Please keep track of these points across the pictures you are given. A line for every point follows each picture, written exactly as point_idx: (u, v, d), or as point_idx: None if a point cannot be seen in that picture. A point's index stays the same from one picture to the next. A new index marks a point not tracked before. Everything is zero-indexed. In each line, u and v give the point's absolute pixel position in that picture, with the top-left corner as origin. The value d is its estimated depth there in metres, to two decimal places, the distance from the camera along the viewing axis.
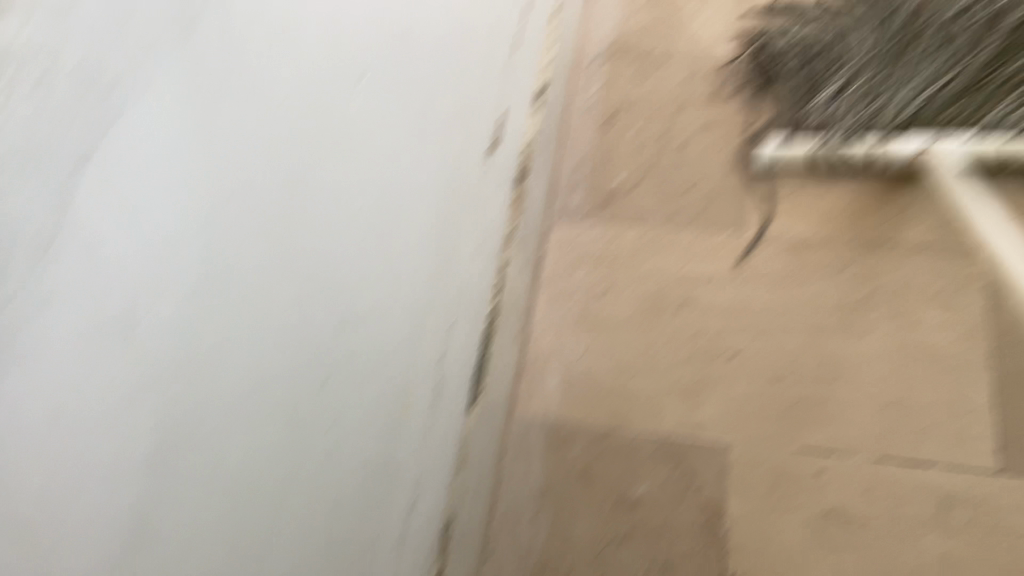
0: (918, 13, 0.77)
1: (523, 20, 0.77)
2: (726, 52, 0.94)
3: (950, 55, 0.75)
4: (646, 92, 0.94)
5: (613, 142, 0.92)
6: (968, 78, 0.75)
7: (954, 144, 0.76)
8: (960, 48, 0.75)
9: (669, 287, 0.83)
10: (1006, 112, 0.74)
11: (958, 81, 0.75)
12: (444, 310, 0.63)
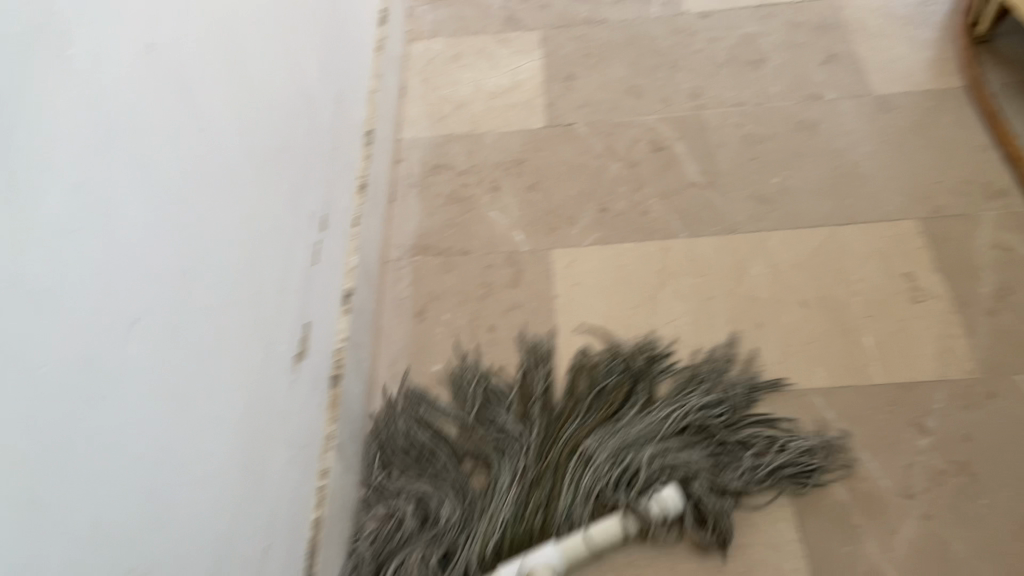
0: (486, 442, 0.83)
1: (319, 238, 0.81)
2: (520, 241, 1.02)
3: (524, 471, 0.79)
4: (451, 283, 1.00)
5: (425, 334, 0.96)
6: (540, 469, 0.79)
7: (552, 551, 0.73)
8: (531, 475, 0.79)
9: None
10: (580, 500, 0.77)
11: (531, 504, 0.77)
12: (253, 532, 0.62)
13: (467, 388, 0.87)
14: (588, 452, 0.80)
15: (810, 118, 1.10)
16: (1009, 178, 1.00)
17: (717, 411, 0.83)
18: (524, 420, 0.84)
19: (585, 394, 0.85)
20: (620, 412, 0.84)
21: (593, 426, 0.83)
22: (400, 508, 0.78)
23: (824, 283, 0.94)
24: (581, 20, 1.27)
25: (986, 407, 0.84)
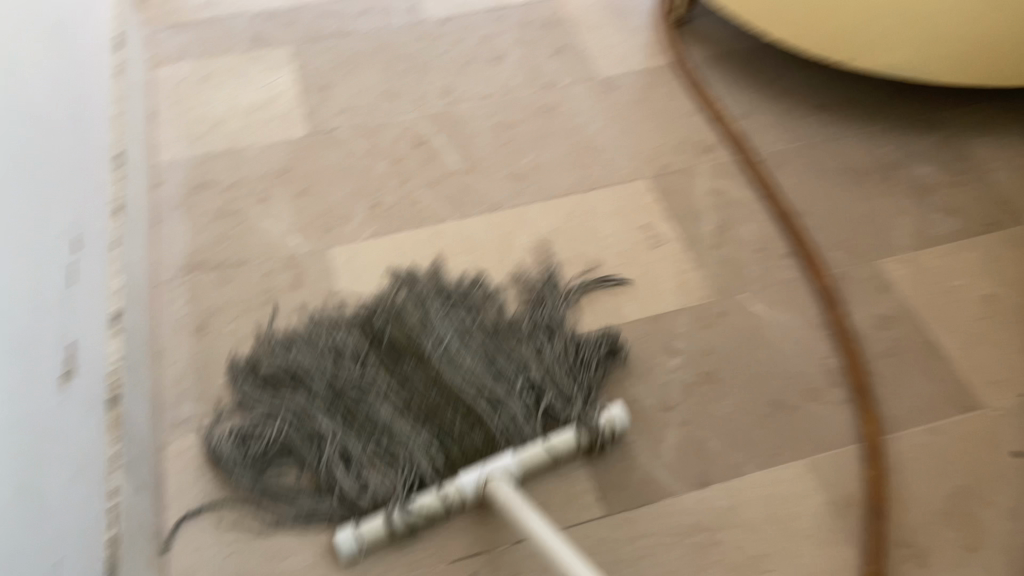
0: (358, 379, 0.88)
1: (73, 258, 0.79)
2: (296, 245, 1.06)
3: (424, 395, 0.86)
4: (230, 295, 1.01)
5: (210, 348, 0.96)
6: (431, 380, 0.87)
7: (507, 457, 0.79)
8: (426, 386, 0.87)
9: None
10: (477, 395, 0.86)
11: (451, 422, 0.84)
12: (40, 563, 0.59)
13: (313, 337, 0.93)
14: (457, 362, 0.88)
15: (550, 102, 1.24)
16: (714, 135, 1.20)
17: (547, 314, 0.97)
18: (386, 348, 0.91)
19: (429, 314, 0.93)
20: (460, 320, 0.93)
21: (449, 340, 0.90)
22: (313, 433, 0.84)
23: (579, 244, 1.07)
24: (329, 33, 1.35)
25: (720, 322, 0.99)
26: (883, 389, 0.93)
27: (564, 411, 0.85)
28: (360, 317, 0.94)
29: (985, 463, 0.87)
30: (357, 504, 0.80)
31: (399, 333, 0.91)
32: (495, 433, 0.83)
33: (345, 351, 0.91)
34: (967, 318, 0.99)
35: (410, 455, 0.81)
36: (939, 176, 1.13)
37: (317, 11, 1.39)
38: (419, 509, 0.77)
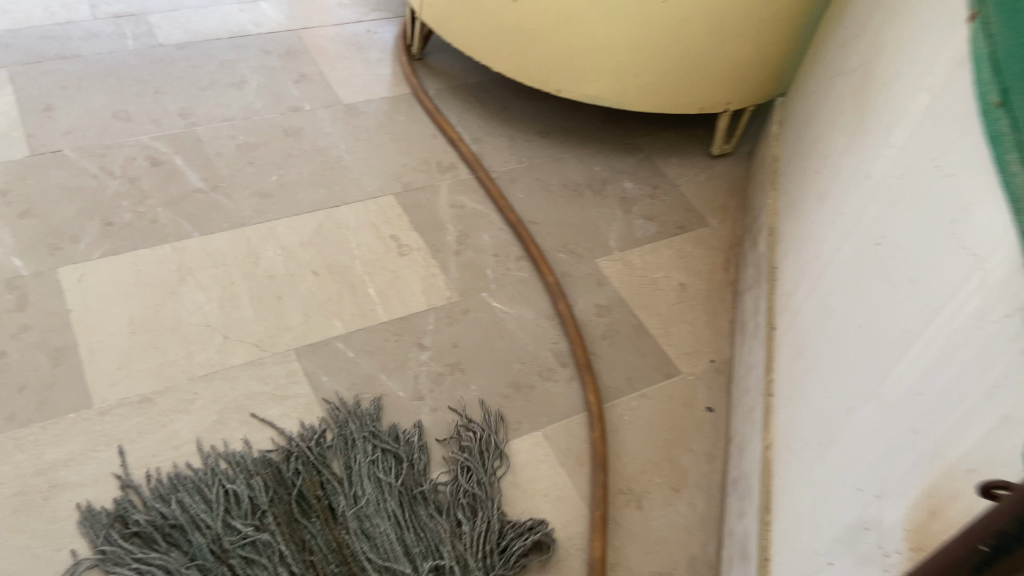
0: (250, 543, 0.80)
1: None
2: (18, 267, 1.00)
3: (321, 568, 0.79)
4: None
5: None
6: (335, 548, 0.81)
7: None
8: (323, 558, 0.80)
9: (30, 483, 0.83)
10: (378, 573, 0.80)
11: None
12: None
13: (206, 483, 0.84)
14: (367, 529, 0.83)
15: (294, 125, 1.28)
16: (451, 155, 1.31)
17: (476, 475, 0.91)
18: (289, 506, 0.84)
19: (350, 467, 0.89)
20: (378, 477, 0.88)
21: (361, 501, 0.86)
22: None
23: (328, 254, 1.12)
24: (52, 54, 1.28)
25: (462, 319, 1.09)
26: (602, 366, 1.07)
27: None
28: (273, 462, 0.87)
29: (684, 419, 1.03)
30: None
31: (311, 485, 0.86)
32: None
33: (237, 516, 0.82)
34: (666, 304, 1.17)
35: None
36: (641, 190, 1.33)
37: (36, 33, 1.32)
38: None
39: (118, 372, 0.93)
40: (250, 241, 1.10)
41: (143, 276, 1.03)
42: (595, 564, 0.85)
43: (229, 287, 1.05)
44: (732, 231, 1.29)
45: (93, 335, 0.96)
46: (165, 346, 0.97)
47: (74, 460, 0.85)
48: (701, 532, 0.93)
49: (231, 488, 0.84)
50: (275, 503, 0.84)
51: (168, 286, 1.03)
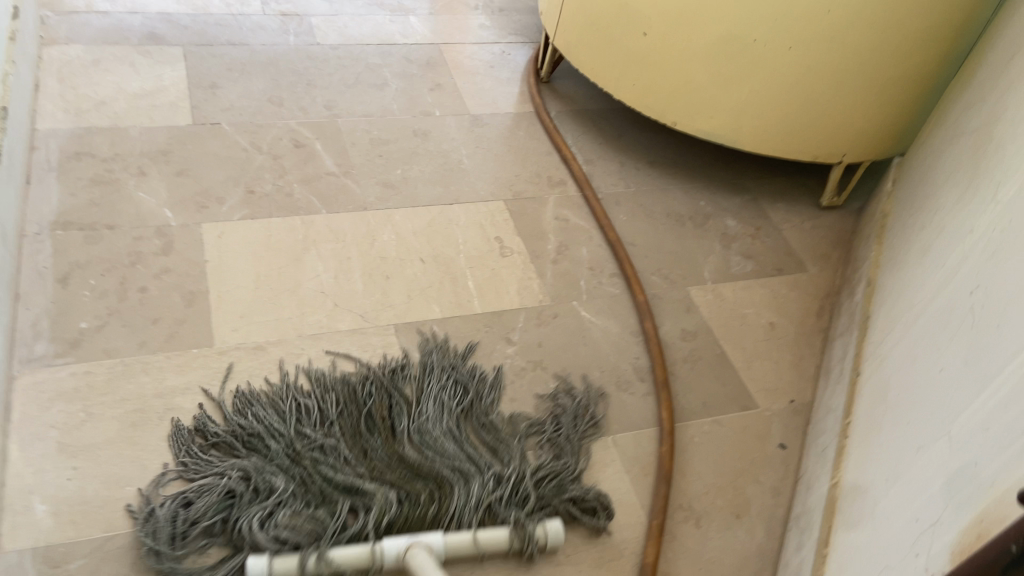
0: (320, 446, 0.91)
1: None
2: (169, 217, 1.12)
3: (385, 468, 0.90)
4: (97, 253, 1.05)
5: (70, 297, 1.00)
6: (398, 453, 0.92)
7: (434, 535, 0.83)
8: (384, 462, 0.91)
9: (150, 403, 0.93)
10: (436, 475, 0.90)
11: (402, 495, 0.88)
12: None
13: (279, 399, 0.95)
14: (427, 439, 0.94)
15: (423, 127, 1.38)
16: (563, 173, 1.38)
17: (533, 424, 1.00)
18: (357, 420, 0.95)
19: (421, 391, 1.00)
20: (441, 400, 0.99)
21: (423, 419, 0.96)
22: (264, 487, 0.85)
23: (436, 246, 1.20)
24: (223, 41, 1.44)
25: (551, 322, 1.14)
26: (680, 387, 1.10)
27: (509, 512, 0.88)
28: (350, 380, 0.98)
29: (755, 450, 1.04)
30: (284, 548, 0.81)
31: (380, 404, 0.97)
32: (437, 517, 0.87)
33: (313, 416, 0.94)
34: (752, 339, 1.18)
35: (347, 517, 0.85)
36: (742, 229, 1.35)
37: (213, 21, 1.48)
38: (338, 562, 0.79)
39: (240, 319, 1.04)
40: (368, 224, 1.20)
41: (273, 240, 1.14)
42: (646, 568, 0.88)
43: (344, 260, 1.14)
44: (830, 280, 1.29)
45: (222, 285, 1.07)
46: (281, 304, 1.07)
47: (192, 390, 0.95)
48: (755, 559, 0.94)
49: (309, 397, 0.96)
50: (346, 412, 0.95)
51: (291, 252, 1.14)
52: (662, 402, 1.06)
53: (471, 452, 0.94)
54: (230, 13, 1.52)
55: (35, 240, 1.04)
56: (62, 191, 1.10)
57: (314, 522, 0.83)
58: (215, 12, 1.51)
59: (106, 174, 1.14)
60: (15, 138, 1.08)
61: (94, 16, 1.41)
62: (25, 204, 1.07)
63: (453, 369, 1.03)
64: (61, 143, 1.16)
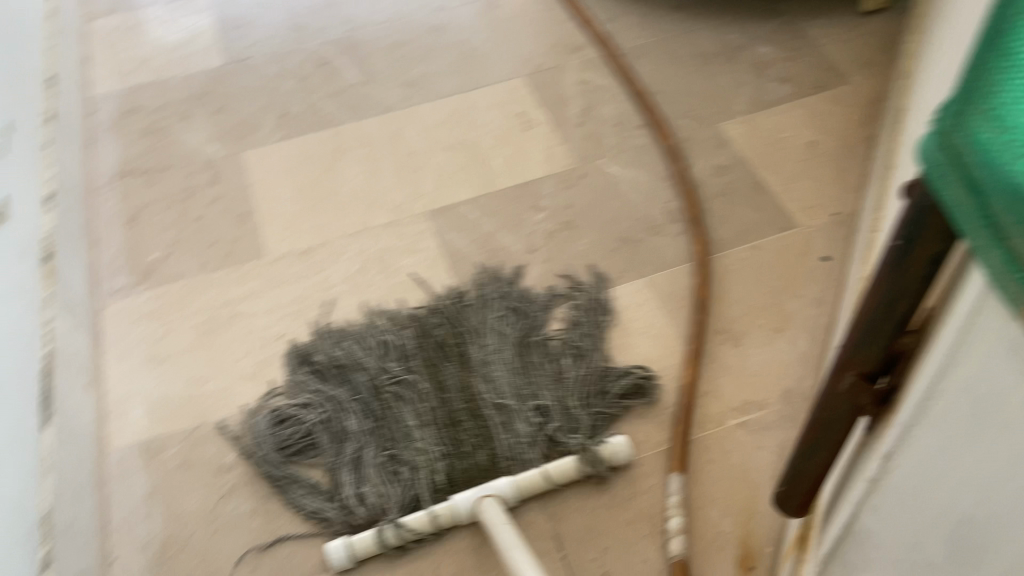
0: (395, 381, 0.93)
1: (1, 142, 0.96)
2: (214, 150, 1.22)
3: (450, 405, 0.91)
4: (157, 193, 1.17)
5: (138, 235, 1.12)
6: (464, 388, 0.92)
7: (503, 482, 0.83)
8: (454, 397, 0.91)
9: (217, 312, 1.04)
10: (497, 409, 0.90)
11: (465, 438, 0.88)
12: None
13: (365, 334, 0.98)
14: (489, 372, 0.93)
15: (438, 22, 1.40)
16: (583, 36, 1.36)
17: (582, 329, 0.97)
18: (431, 351, 0.95)
19: (483, 320, 0.98)
20: (503, 329, 0.97)
21: (489, 349, 0.95)
22: (338, 432, 0.90)
23: (460, 132, 1.23)
24: None
25: (579, 183, 1.15)
26: (715, 220, 1.09)
27: (570, 437, 0.88)
28: (419, 317, 0.98)
29: (795, 269, 1.03)
30: (354, 520, 0.84)
31: (448, 334, 0.97)
32: (500, 454, 0.87)
33: (376, 359, 0.95)
34: (790, 162, 1.15)
35: (413, 462, 0.86)
36: (776, 54, 1.29)
37: None
38: (411, 528, 0.82)
39: (286, 229, 1.13)
40: (393, 123, 1.25)
41: (307, 154, 1.22)
42: (684, 389, 0.92)
43: (375, 161, 1.20)
44: (875, 89, 1.22)
45: (267, 202, 1.16)
46: (321, 210, 1.15)
47: (253, 297, 1.05)
48: (798, 368, 0.95)
49: (377, 338, 0.97)
50: (412, 351, 0.95)
51: (326, 162, 1.21)
52: (693, 236, 1.06)
53: (532, 378, 0.93)
54: None
55: (104, 191, 1.17)
56: (119, 146, 1.22)
57: (384, 475, 0.86)
58: None
59: (155, 124, 1.25)
60: (69, 106, 1.21)
61: None
62: (91, 163, 1.20)
63: (508, 295, 1.01)
64: (114, 104, 1.28)
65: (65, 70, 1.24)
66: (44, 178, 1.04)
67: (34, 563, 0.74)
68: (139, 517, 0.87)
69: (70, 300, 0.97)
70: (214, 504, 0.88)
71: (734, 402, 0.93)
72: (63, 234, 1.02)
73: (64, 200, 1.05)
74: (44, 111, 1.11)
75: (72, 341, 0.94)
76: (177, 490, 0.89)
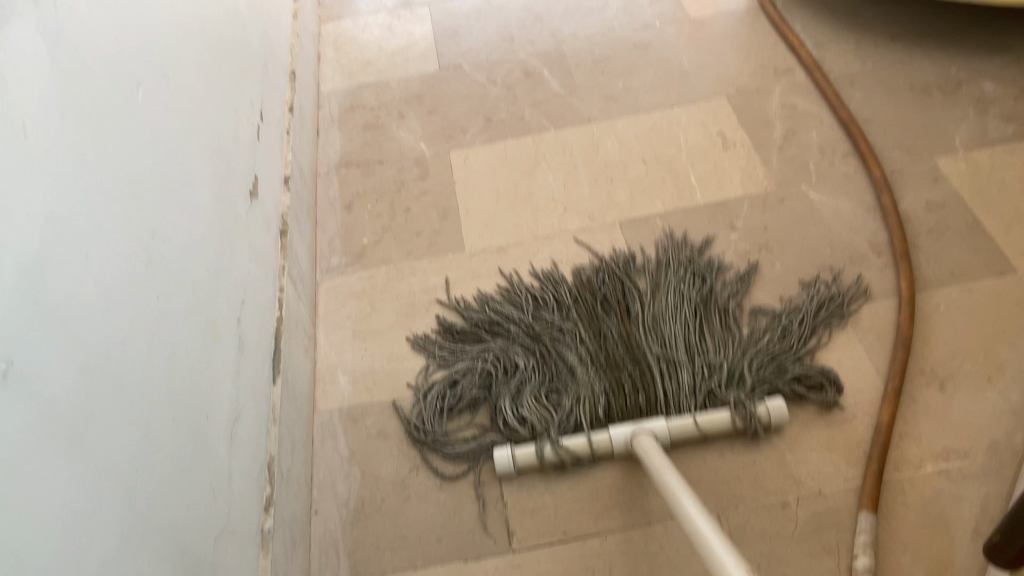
0: (558, 327, 1.00)
1: (259, 122, 1.06)
2: (424, 148, 1.31)
3: (612, 350, 0.96)
4: (372, 184, 1.27)
5: (354, 220, 1.22)
6: (625, 336, 0.98)
7: (659, 422, 0.88)
8: (613, 342, 0.97)
9: (417, 297, 1.11)
10: (660, 356, 0.95)
11: (626, 379, 0.93)
12: (230, 285, 0.83)
13: (523, 292, 1.06)
14: (655, 326, 0.98)
15: (643, 40, 1.43)
16: (790, 61, 1.34)
17: (800, 314, 0.99)
18: (592, 302, 1.02)
19: (655, 282, 1.04)
20: (675, 290, 1.02)
21: (656, 307, 1.00)
22: (506, 364, 0.97)
23: (659, 147, 1.25)
24: None
25: (778, 206, 1.14)
26: (924, 257, 1.04)
27: (729, 393, 0.90)
28: (588, 273, 1.06)
29: (1013, 317, 0.97)
30: (517, 439, 0.92)
31: (615, 290, 1.03)
32: (660, 399, 0.91)
33: (548, 303, 1.03)
34: (1013, 204, 1.08)
35: (574, 394, 0.92)
36: (1003, 91, 1.22)
37: None
38: (568, 449, 0.88)
39: (486, 226, 1.19)
40: (593, 134, 1.29)
41: (510, 158, 1.28)
42: (880, 426, 0.89)
43: (573, 169, 1.24)
44: None
45: (469, 200, 1.23)
46: (519, 212, 1.20)
47: (451, 286, 1.12)
48: (1010, 421, 0.89)
49: (543, 293, 1.05)
50: (574, 301, 1.03)
51: (526, 166, 1.26)
52: (900, 271, 1.02)
53: (696, 338, 0.97)
54: None
55: (326, 178, 1.28)
56: (342, 139, 1.34)
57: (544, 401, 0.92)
58: None
59: (374, 121, 1.36)
60: (304, 98, 1.33)
61: None
62: (317, 152, 1.33)
63: (681, 261, 1.06)
64: (340, 100, 1.41)
65: (304, 66, 1.38)
66: (285, 159, 1.15)
67: (261, 501, 0.80)
68: (340, 476, 0.95)
69: (297, 271, 1.07)
70: (406, 473, 0.94)
71: (935, 448, 0.88)
72: (295, 212, 1.12)
73: (297, 182, 1.17)
74: (289, 99, 1.24)
75: (297, 308, 1.03)
76: (374, 456, 0.96)
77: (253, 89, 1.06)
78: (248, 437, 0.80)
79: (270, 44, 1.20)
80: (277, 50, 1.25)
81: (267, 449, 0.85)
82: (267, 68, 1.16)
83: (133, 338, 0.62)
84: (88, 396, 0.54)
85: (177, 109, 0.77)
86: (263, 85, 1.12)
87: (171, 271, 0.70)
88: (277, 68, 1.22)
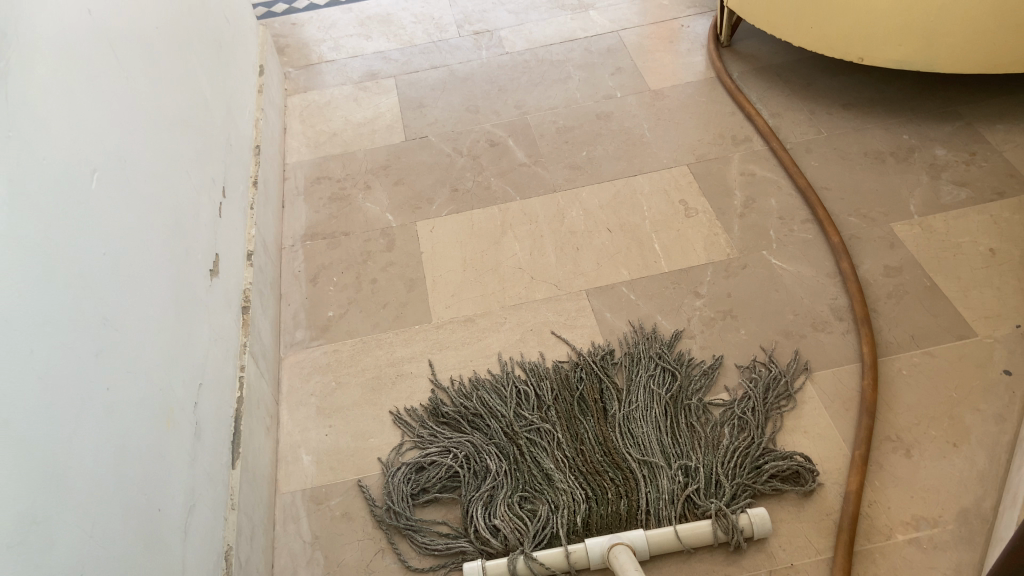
0: (535, 430, 0.99)
1: (221, 199, 1.06)
2: (390, 219, 1.31)
3: (589, 455, 0.95)
4: (337, 256, 1.26)
5: (319, 292, 1.21)
6: (601, 441, 0.97)
7: (637, 533, 0.85)
8: (592, 448, 0.96)
9: (384, 370, 1.10)
10: (638, 463, 0.94)
11: (605, 488, 0.92)
12: (187, 368, 0.82)
13: (501, 385, 1.05)
14: (631, 429, 0.98)
15: (605, 110, 1.46)
16: (748, 129, 1.37)
17: (750, 403, 0.99)
18: (569, 402, 1.01)
19: (631, 379, 1.03)
20: (651, 389, 1.02)
21: (631, 408, 1.00)
22: (481, 470, 0.96)
23: (622, 215, 1.27)
24: (426, 66, 1.63)
25: (740, 273, 1.15)
26: (885, 322, 1.06)
27: (707, 502, 0.89)
28: (563, 369, 1.05)
29: (973, 381, 0.98)
30: (489, 551, 0.88)
31: (590, 390, 1.03)
32: (638, 509, 0.90)
33: (524, 401, 1.02)
34: (969, 268, 1.10)
35: (552, 504, 0.91)
36: (953, 158, 1.26)
37: (417, 49, 1.69)
38: (543, 563, 0.85)
39: (450, 296, 1.19)
40: (557, 203, 1.30)
41: (475, 228, 1.28)
42: (849, 496, 0.88)
43: (537, 237, 1.25)
44: None
45: (435, 271, 1.23)
46: (485, 281, 1.20)
47: (416, 360, 1.11)
48: (976, 487, 0.89)
49: (520, 386, 1.04)
50: (549, 402, 1.01)
51: (492, 235, 1.27)
52: (862, 336, 1.03)
53: (674, 442, 0.96)
54: (430, 39, 1.71)
55: (292, 250, 1.28)
56: (307, 211, 1.34)
57: (521, 512, 0.91)
58: (419, 40, 1.71)
59: (340, 193, 1.37)
60: (270, 170, 1.34)
61: (325, 65, 1.67)
62: (283, 225, 1.33)
63: (652, 355, 1.05)
64: (305, 172, 1.42)
65: (270, 139, 1.39)
66: (249, 235, 1.14)
67: None
68: (303, 561, 0.92)
69: (260, 349, 1.06)
70: (371, 557, 0.91)
71: (904, 516, 0.88)
72: (260, 291, 1.11)
73: (261, 257, 1.16)
74: (253, 174, 1.24)
75: (260, 387, 1.02)
76: (338, 538, 0.93)
77: (218, 166, 1.08)
78: (202, 527, 0.77)
79: (235, 116, 1.22)
80: (240, 121, 1.25)
81: (225, 537, 0.82)
82: (231, 140, 1.17)
83: (80, 433, 0.60)
84: (31, 502, 0.52)
85: (134, 190, 0.78)
86: (227, 157, 1.13)
87: (122, 362, 0.68)
88: (241, 139, 1.23)
